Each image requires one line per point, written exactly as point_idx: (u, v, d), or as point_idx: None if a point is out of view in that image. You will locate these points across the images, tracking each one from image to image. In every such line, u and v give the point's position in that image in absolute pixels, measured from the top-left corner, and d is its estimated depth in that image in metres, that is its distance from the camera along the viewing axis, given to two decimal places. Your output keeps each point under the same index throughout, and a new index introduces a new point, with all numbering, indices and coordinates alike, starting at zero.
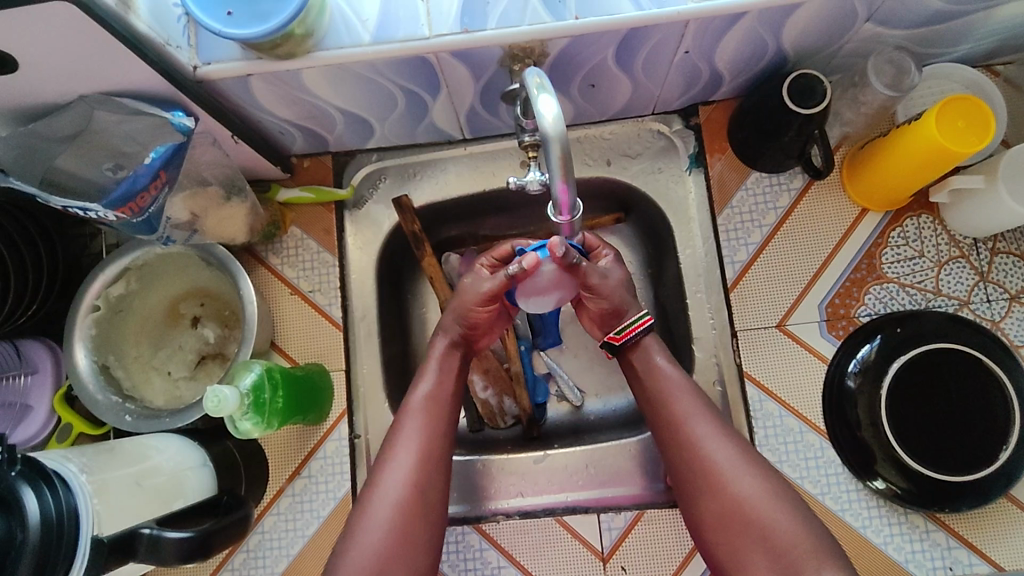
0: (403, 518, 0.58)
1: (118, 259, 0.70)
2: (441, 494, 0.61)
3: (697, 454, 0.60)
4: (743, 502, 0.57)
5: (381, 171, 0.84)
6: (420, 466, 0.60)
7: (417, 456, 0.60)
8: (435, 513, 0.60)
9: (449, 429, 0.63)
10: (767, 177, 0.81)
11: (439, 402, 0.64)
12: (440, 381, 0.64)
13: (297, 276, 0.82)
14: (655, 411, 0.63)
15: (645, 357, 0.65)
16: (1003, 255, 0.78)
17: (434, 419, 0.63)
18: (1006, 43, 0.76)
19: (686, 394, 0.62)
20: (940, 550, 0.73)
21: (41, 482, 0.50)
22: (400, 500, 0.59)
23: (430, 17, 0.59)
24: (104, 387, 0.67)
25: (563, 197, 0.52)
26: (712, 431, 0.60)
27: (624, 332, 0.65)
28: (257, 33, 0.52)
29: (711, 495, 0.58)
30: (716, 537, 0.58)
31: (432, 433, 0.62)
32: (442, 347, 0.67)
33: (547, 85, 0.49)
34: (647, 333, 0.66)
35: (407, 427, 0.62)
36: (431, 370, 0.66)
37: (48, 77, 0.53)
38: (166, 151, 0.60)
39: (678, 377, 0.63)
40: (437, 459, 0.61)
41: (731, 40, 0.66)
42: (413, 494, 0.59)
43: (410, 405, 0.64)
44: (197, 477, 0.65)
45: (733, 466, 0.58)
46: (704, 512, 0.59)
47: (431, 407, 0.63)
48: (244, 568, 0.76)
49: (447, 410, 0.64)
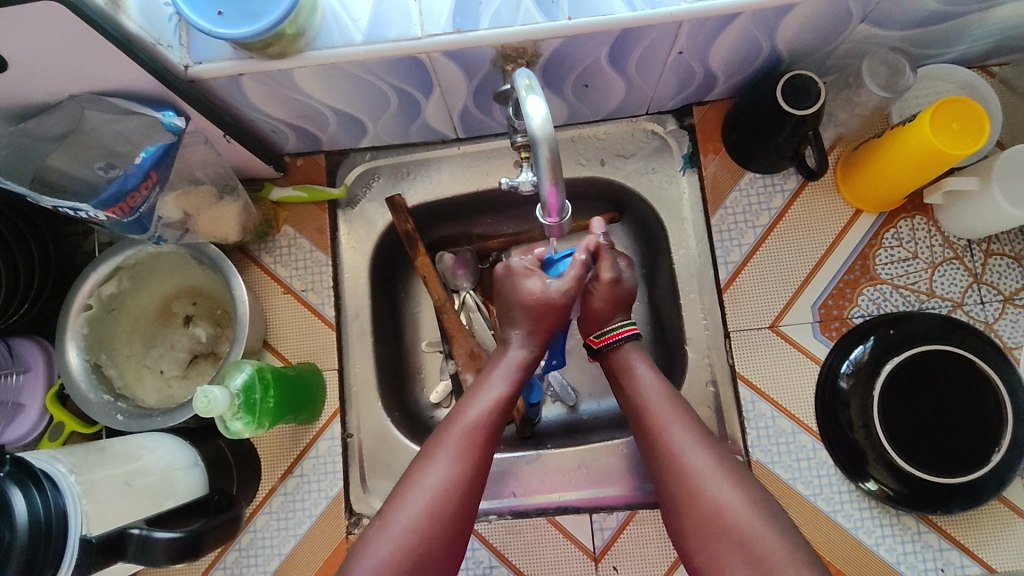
0: (424, 539, 0.55)
1: (110, 258, 0.70)
2: (471, 514, 0.58)
3: (678, 461, 0.59)
4: (718, 508, 0.57)
5: (374, 170, 0.84)
6: (454, 483, 0.57)
7: (453, 473, 0.58)
8: (460, 534, 0.57)
9: (494, 447, 0.61)
10: (762, 178, 0.81)
11: (490, 417, 0.61)
12: (502, 393, 0.63)
13: (290, 275, 0.82)
14: (638, 420, 0.64)
15: (625, 363, 0.66)
16: (997, 256, 0.78)
17: (481, 435, 0.60)
18: (1001, 44, 0.76)
19: (666, 404, 0.63)
20: (931, 551, 0.73)
21: (29, 483, 0.50)
22: (424, 519, 0.56)
23: (422, 17, 0.59)
24: (95, 386, 0.67)
25: (552, 199, 0.52)
26: (692, 439, 0.60)
27: (605, 336, 0.67)
28: (247, 33, 0.52)
29: (689, 502, 0.58)
30: (696, 543, 0.57)
31: (477, 449, 0.59)
32: (518, 359, 0.66)
33: (536, 87, 0.49)
34: (630, 339, 0.67)
35: (448, 444, 0.59)
36: (495, 381, 0.64)
37: (37, 76, 0.53)
38: (156, 151, 0.60)
39: (660, 387, 0.64)
40: (475, 478, 0.59)
41: (726, 40, 0.65)
42: (437, 513, 0.56)
43: (458, 420, 0.61)
44: (188, 477, 0.66)
45: (712, 473, 0.58)
46: (682, 519, 0.59)
47: (482, 421, 0.61)
48: (236, 566, 0.76)
49: (500, 426, 0.62)
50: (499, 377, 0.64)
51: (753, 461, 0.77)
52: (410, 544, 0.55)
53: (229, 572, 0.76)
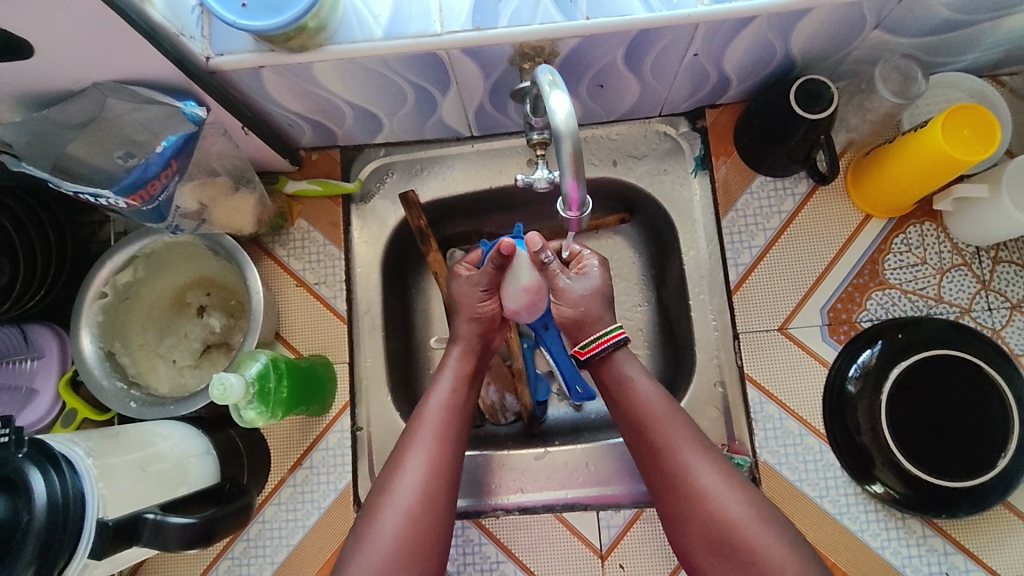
0: (414, 527, 0.57)
1: (126, 247, 0.71)
2: (451, 504, 0.60)
3: (686, 477, 0.60)
4: (731, 523, 0.57)
5: (388, 167, 0.85)
6: (433, 475, 0.60)
7: (427, 466, 0.60)
8: (445, 525, 0.59)
9: (461, 437, 0.64)
10: (773, 181, 0.82)
11: (451, 412, 0.64)
12: (456, 390, 0.66)
13: (303, 268, 0.83)
14: (638, 436, 0.64)
15: (619, 372, 0.66)
16: (1005, 264, 0.79)
17: (446, 429, 0.63)
18: (1012, 54, 0.77)
19: (668, 417, 0.63)
20: (937, 555, 0.74)
21: (48, 465, 0.51)
22: (411, 508, 0.58)
23: (442, 15, 0.59)
24: (109, 373, 0.68)
25: (573, 194, 0.52)
26: (697, 455, 0.61)
27: (591, 346, 0.67)
28: (271, 25, 0.53)
29: (700, 518, 0.58)
30: (708, 563, 0.58)
31: (446, 443, 0.62)
32: (456, 354, 0.69)
33: (558, 83, 0.50)
34: (618, 346, 0.67)
35: (420, 436, 0.62)
36: (444, 378, 0.67)
37: (62, 64, 0.53)
38: (178, 141, 0.61)
39: (659, 399, 0.64)
40: (449, 470, 0.61)
41: (740, 43, 0.66)
42: (422, 510, 0.58)
43: (424, 413, 0.64)
44: (200, 464, 0.66)
45: (720, 488, 0.59)
46: (691, 535, 0.59)
47: (446, 418, 0.64)
48: (244, 557, 0.76)
49: (462, 419, 0.65)
50: (452, 371, 0.67)
51: (759, 462, 0.77)
52: (404, 533, 0.56)
53: (236, 563, 0.76)
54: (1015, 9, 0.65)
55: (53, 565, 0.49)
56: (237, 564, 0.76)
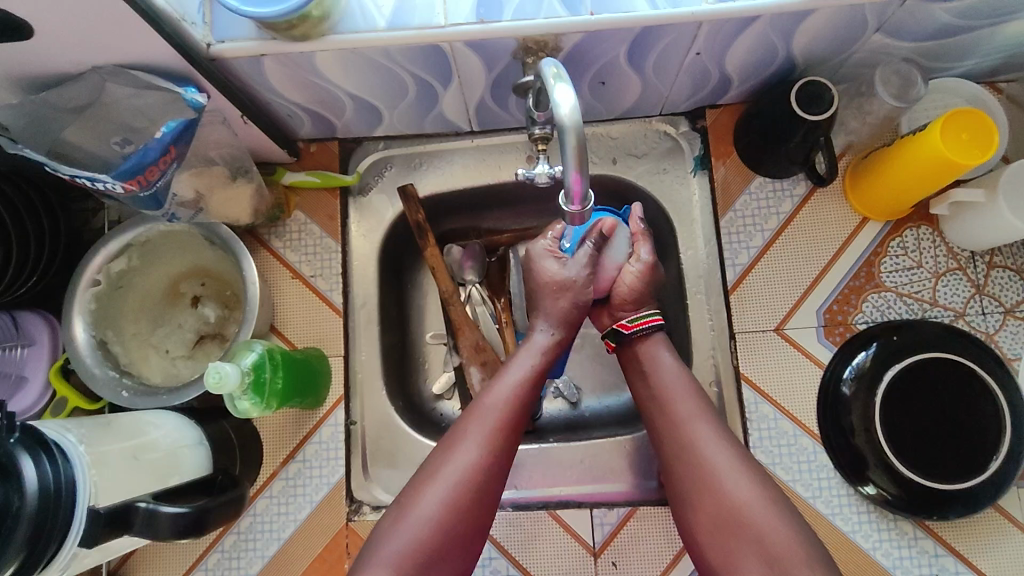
0: (460, 504, 0.57)
1: (121, 234, 0.70)
2: (497, 495, 0.60)
3: (697, 450, 0.60)
4: (734, 500, 0.57)
5: (387, 160, 0.85)
6: (489, 460, 0.59)
7: (481, 454, 0.59)
8: (486, 516, 0.59)
9: (517, 432, 0.63)
10: (771, 182, 0.82)
11: (515, 405, 0.63)
12: (525, 385, 0.64)
13: (299, 261, 0.82)
14: (658, 414, 0.65)
15: (653, 352, 0.67)
16: (1000, 269, 0.79)
17: (506, 419, 0.62)
18: (1009, 62, 0.77)
19: (688, 394, 0.64)
20: (927, 557, 0.74)
21: (40, 451, 0.50)
22: (460, 485, 0.58)
23: (446, 8, 0.59)
24: (101, 362, 0.67)
25: (575, 187, 0.52)
26: (712, 431, 0.61)
27: (635, 322, 0.68)
28: (274, 13, 0.52)
29: (708, 499, 0.59)
30: (710, 538, 0.58)
31: (504, 433, 0.61)
32: (543, 344, 0.68)
33: (563, 76, 0.49)
34: (655, 329, 0.68)
35: (478, 420, 0.61)
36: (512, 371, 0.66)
37: (59, 46, 0.52)
38: (178, 126, 0.60)
39: (680, 376, 0.65)
40: (503, 459, 0.60)
41: (744, 43, 0.66)
42: (468, 497, 0.58)
43: (485, 399, 0.63)
44: (193, 455, 0.66)
45: (732, 466, 0.59)
46: (698, 515, 0.59)
47: (509, 410, 0.62)
48: (233, 551, 0.76)
49: (524, 413, 0.64)
50: (529, 362, 0.66)
51: None
52: (447, 504, 0.57)
53: (224, 557, 0.75)
54: (1012, 16, 0.66)
55: (43, 552, 0.48)
56: (227, 557, 0.75)
